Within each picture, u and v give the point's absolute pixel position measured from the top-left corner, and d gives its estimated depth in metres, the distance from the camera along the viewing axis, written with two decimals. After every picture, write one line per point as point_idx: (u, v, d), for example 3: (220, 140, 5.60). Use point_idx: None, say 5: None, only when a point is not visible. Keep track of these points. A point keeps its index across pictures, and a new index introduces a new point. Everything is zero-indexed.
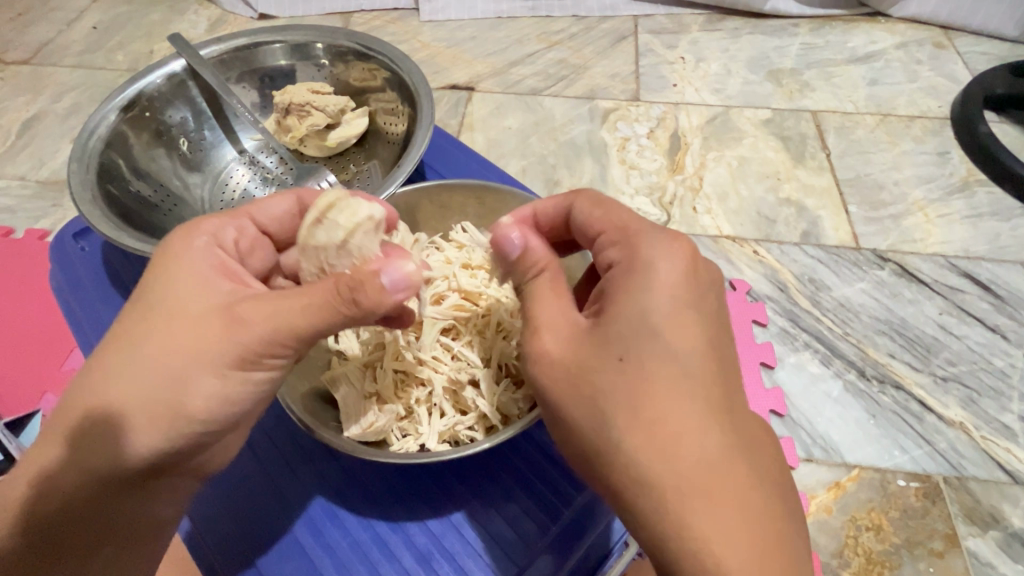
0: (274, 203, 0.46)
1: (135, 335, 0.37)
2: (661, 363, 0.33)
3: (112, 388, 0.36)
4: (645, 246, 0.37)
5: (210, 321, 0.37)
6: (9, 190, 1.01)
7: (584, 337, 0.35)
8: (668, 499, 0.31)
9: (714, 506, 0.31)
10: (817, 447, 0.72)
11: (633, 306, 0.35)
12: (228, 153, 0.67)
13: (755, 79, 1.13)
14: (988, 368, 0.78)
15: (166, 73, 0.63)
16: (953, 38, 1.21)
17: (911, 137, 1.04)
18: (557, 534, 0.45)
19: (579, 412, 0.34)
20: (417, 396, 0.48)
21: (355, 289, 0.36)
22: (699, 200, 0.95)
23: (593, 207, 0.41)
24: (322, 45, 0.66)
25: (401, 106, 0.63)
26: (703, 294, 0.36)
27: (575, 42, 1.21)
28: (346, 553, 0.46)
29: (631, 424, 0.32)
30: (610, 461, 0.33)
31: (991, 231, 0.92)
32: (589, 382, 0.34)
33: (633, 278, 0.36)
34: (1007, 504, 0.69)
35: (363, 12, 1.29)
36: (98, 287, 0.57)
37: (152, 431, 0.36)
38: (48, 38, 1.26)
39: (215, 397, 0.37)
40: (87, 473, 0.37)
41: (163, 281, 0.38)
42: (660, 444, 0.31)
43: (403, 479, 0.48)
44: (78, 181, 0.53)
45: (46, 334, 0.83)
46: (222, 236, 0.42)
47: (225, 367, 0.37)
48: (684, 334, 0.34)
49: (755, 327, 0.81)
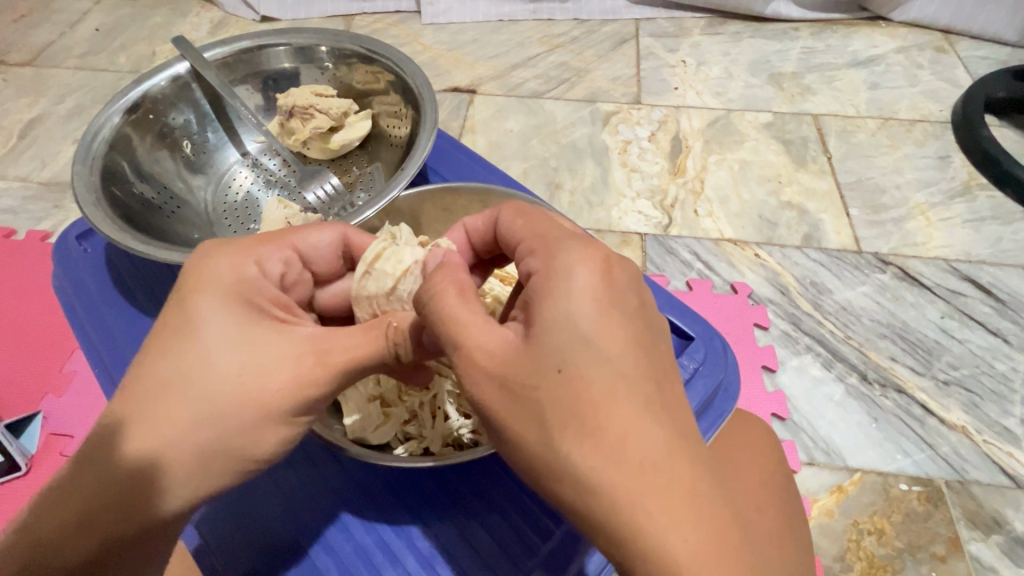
0: (320, 234, 0.44)
1: (187, 375, 0.37)
2: (599, 370, 0.32)
3: (167, 428, 0.36)
4: (560, 252, 0.35)
5: (277, 370, 0.38)
6: (11, 191, 1.01)
7: (526, 350, 0.33)
8: (619, 510, 0.30)
9: (663, 511, 0.30)
10: (820, 450, 0.71)
11: (556, 314, 0.33)
12: (231, 155, 0.67)
13: (756, 83, 1.14)
14: (990, 371, 0.78)
15: (170, 75, 0.63)
16: (953, 42, 1.21)
17: (912, 141, 1.04)
18: (560, 538, 0.45)
19: (526, 430, 0.33)
20: (422, 401, 0.48)
21: (400, 343, 0.38)
22: (700, 204, 0.95)
23: (514, 218, 0.40)
24: (326, 48, 0.66)
25: (405, 109, 0.63)
26: (624, 294, 0.34)
27: (576, 45, 1.21)
28: (350, 558, 0.45)
29: (577, 438, 0.31)
30: (561, 478, 0.32)
31: (992, 235, 0.92)
32: (533, 399, 0.32)
33: (556, 285, 0.34)
34: (1009, 508, 0.68)
35: (365, 15, 1.30)
36: (101, 288, 0.56)
37: (213, 469, 0.38)
38: (51, 40, 1.26)
39: (275, 439, 0.39)
40: (133, 512, 0.36)
41: (217, 320, 0.38)
42: (606, 454, 0.30)
43: (407, 483, 0.48)
44: (82, 183, 0.53)
45: (46, 336, 0.82)
46: (266, 267, 0.41)
47: (294, 415, 0.39)
48: (613, 339, 0.33)
49: (757, 330, 0.81)
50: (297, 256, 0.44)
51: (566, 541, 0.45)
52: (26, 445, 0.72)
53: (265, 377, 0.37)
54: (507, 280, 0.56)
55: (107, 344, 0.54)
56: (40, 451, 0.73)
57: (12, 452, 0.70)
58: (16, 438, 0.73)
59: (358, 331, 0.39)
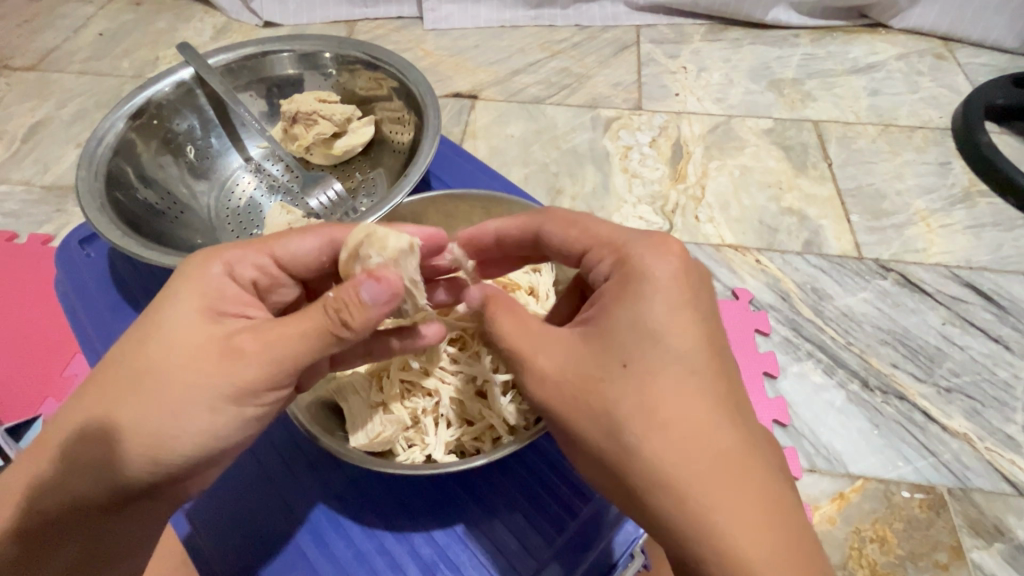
0: (305, 241, 0.44)
1: (136, 359, 0.38)
2: (666, 365, 0.35)
3: (111, 410, 0.37)
4: (638, 255, 0.38)
5: (211, 351, 0.37)
6: (14, 195, 1.02)
7: (595, 347, 0.36)
8: (683, 496, 0.32)
9: (728, 498, 0.32)
10: (821, 457, 0.71)
11: (630, 314, 0.36)
12: (235, 161, 0.67)
13: (756, 89, 1.14)
14: (991, 378, 0.78)
15: (175, 81, 0.63)
16: (953, 49, 1.22)
17: (913, 147, 1.05)
18: (574, 530, 0.45)
19: (591, 423, 0.35)
20: (425, 406, 0.48)
21: (342, 310, 0.36)
22: (701, 209, 0.96)
23: (566, 228, 0.42)
24: (330, 54, 0.66)
25: (408, 115, 0.63)
26: (698, 296, 0.37)
27: (578, 51, 1.22)
28: (350, 563, 0.45)
29: (646, 430, 0.34)
30: (630, 469, 0.34)
31: (993, 242, 0.92)
32: (600, 393, 0.35)
33: (629, 287, 0.37)
34: (1012, 516, 0.68)
35: (367, 21, 1.31)
36: (103, 291, 0.57)
37: (152, 458, 0.37)
38: (54, 45, 1.27)
39: (209, 427, 0.37)
40: (76, 493, 0.37)
41: (170, 308, 0.38)
42: (673, 445, 0.33)
43: (409, 488, 0.48)
44: (86, 188, 0.53)
45: (47, 340, 0.83)
46: (237, 271, 0.42)
47: (225, 398, 0.37)
48: (683, 337, 0.36)
49: (758, 336, 0.81)
50: (276, 266, 0.44)
51: (570, 548, 0.44)
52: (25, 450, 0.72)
53: (204, 360, 0.37)
54: (510, 286, 0.55)
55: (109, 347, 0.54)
56: None
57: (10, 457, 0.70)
58: None
59: (296, 316, 0.37)
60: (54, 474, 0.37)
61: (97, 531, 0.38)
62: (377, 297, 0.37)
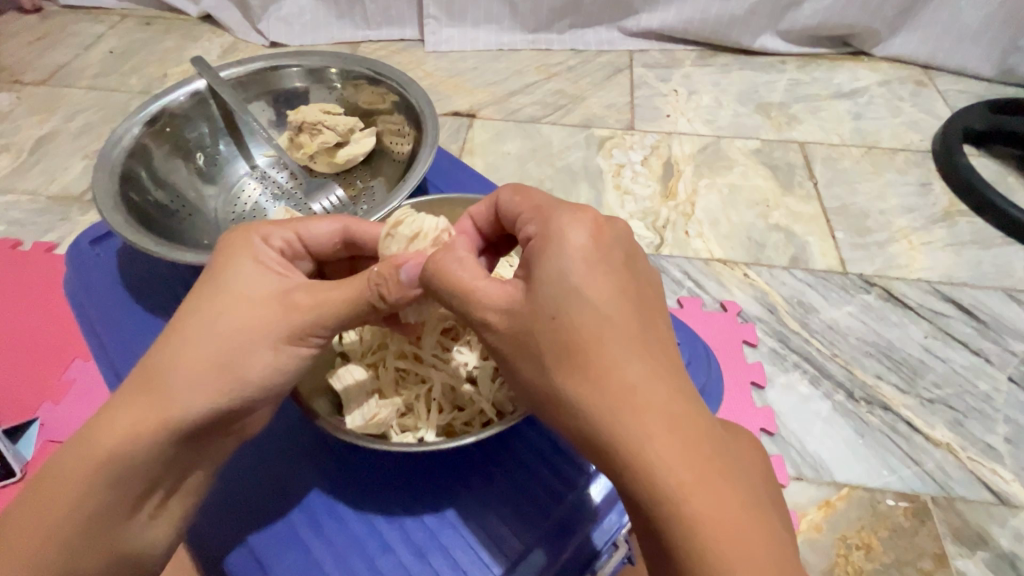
0: (322, 224, 0.45)
1: (196, 313, 0.39)
2: (587, 315, 0.35)
3: (172, 358, 0.38)
4: (556, 216, 0.39)
5: (271, 304, 0.39)
6: (19, 204, 1.04)
7: (523, 300, 0.36)
8: (610, 436, 0.33)
9: (654, 437, 0.32)
10: (807, 466, 0.73)
11: (551, 269, 0.36)
12: (241, 167, 0.69)
13: (745, 112, 1.18)
14: (973, 391, 0.80)
15: (189, 91, 0.66)
16: (933, 76, 1.27)
17: (895, 168, 1.09)
18: (561, 515, 0.46)
19: (530, 369, 0.36)
20: (418, 393, 0.49)
21: (383, 285, 0.38)
22: (691, 225, 0.99)
23: (513, 196, 0.43)
24: (336, 70, 0.70)
25: (408, 127, 0.66)
26: (612, 254, 0.37)
27: (573, 74, 1.26)
28: (342, 545, 0.45)
29: (574, 375, 0.34)
30: (565, 411, 0.35)
31: (973, 259, 0.95)
32: (532, 343, 0.36)
33: (549, 246, 0.37)
34: (994, 525, 0.69)
35: (370, 43, 1.36)
36: (109, 282, 0.58)
37: (202, 404, 0.38)
38: (65, 61, 1.31)
39: (270, 371, 0.39)
40: (112, 453, 0.37)
41: (227, 268, 0.40)
42: (603, 390, 0.33)
43: (398, 472, 0.48)
44: (101, 189, 0.55)
45: (47, 345, 0.84)
46: (270, 242, 0.43)
47: (286, 343, 0.39)
48: (600, 288, 0.35)
49: (745, 347, 0.83)
50: (298, 242, 0.44)
51: (554, 534, 0.45)
52: (23, 451, 0.73)
53: (258, 310, 0.39)
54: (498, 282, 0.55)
55: (116, 340, 0.54)
56: (35, 458, 0.74)
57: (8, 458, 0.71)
58: (13, 445, 0.74)
59: (336, 284, 0.40)
60: (115, 427, 0.38)
61: (130, 493, 0.39)
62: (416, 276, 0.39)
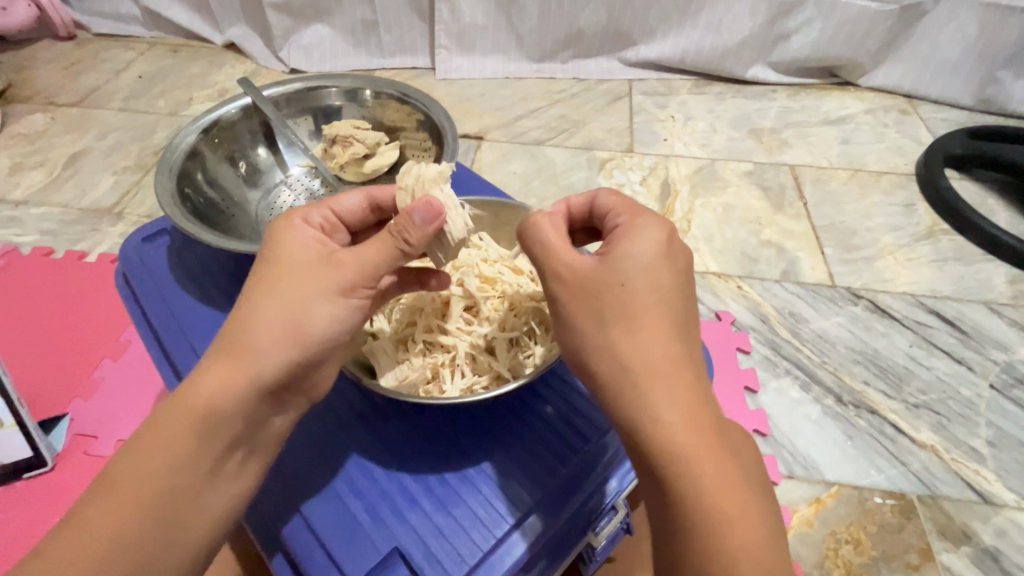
0: (350, 197, 0.51)
1: (261, 284, 0.43)
2: (647, 291, 0.40)
3: (245, 321, 0.42)
4: (645, 217, 0.44)
5: (323, 265, 0.44)
6: (52, 215, 1.10)
7: (596, 268, 0.42)
8: (637, 385, 0.38)
9: (678, 398, 0.38)
10: (799, 464, 0.76)
11: (631, 251, 0.41)
12: (278, 175, 0.76)
13: (738, 137, 1.26)
14: (956, 397, 0.84)
15: (238, 106, 0.72)
16: (916, 105, 1.34)
17: (880, 190, 1.15)
18: (567, 475, 0.50)
19: (587, 322, 0.41)
20: (443, 360, 0.54)
21: (405, 232, 0.45)
22: (687, 240, 1.04)
23: (612, 196, 0.47)
24: (369, 91, 0.76)
25: (430, 144, 0.72)
26: (679, 256, 0.43)
27: (575, 101, 1.34)
28: (375, 498, 0.49)
29: (624, 331, 0.40)
30: (608, 358, 0.40)
31: (955, 274, 1.00)
32: (598, 298, 0.41)
33: (631, 235, 0.43)
34: (977, 522, 0.73)
35: (384, 70, 1.45)
36: (160, 273, 0.63)
37: (277, 355, 0.42)
38: (97, 85, 1.39)
39: (332, 320, 0.43)
40: (199, 409, 0.41)
41: (281, 244, 0.45)
42: (645, 347, 0.39)
43: (421, 433, 0.52)
44: (163, 189, 0.60)
45: (78, 345, 0.89)
46: (310, 221, 0.48)
47: (343, 293, 0.43)
48: (662, 276, 0.41)
49: (739, 353, 0.88)
50: (334, 217, 0.50)
51: (561, 488, 0.49)
52: (55, 443, 0.78)
53: (317, 270, 0.43)
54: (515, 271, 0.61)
55: (166, 325, 0.59)
56: (65, 450, 0.78)
57: (41, 448, 0.74)
58: (45, 437, 0.78)
59: (369, 242, 0.45)
60: (202, 389, 0.41)
61: (209, 452, 0.41)
62: (427, 216, 0.45)
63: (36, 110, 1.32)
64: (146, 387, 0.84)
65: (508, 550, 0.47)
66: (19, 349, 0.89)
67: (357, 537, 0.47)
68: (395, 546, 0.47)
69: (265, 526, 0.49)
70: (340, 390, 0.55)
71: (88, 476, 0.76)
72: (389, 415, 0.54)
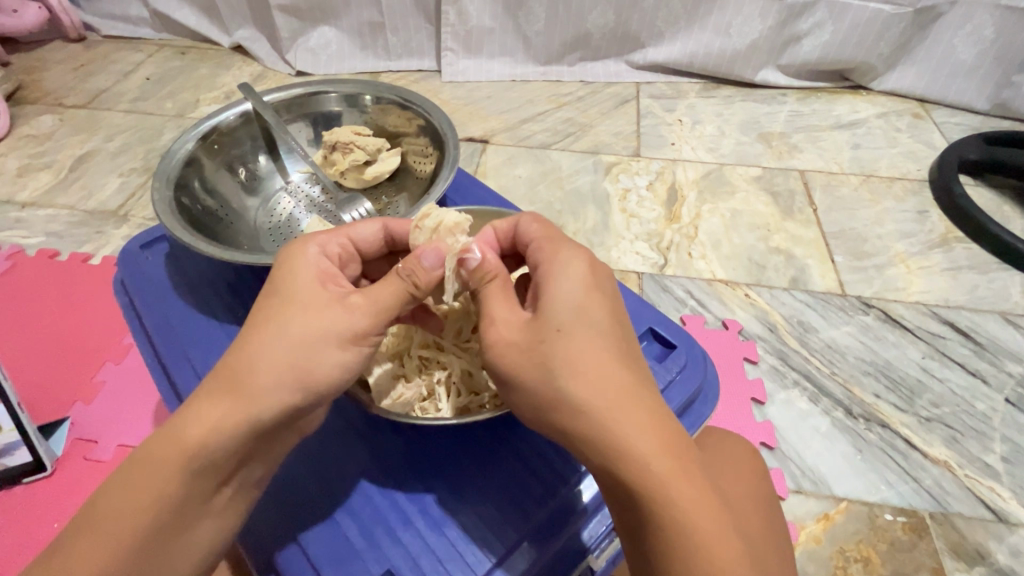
0: (367, 226, 0.50)
1: (266, 320, 0.42)
2: (586, 330, 0.40)
3: (246, 359, 0.41)
4: (563, 250, 0.44)
5: (334, 306, 0.43)
6: (59, 217, 1.10)
7: (532, 320, 0.42)
8: (595, 428, 0.38)
9: (637, 436, 0.37)
10: (807, 479, 0.75)
11: (559, 293, 0.42)
12: (278, 182, 0.75)
13: (746, 141, 1.24)
14: (970, 410, 0.82)
15: (238, 112, 0.71)
16: (929, 109, 1.32)
17: (892, 196, 1.13)
18: (563, 497, 0.49)
19: (532, 377, 0.40)
20: (438, 377, 0.53)
21: (415, 276, 0.44)
22: (694, 247, 1.02)
23: (534, 225, 0.47)
24: (369, 96, 0.75)
25: (431, 149, 0.72)
26: (605, 284, 0.43)
27: (582, 104, 1.33)
28: (368, 519, 0.48)
29: (571, 378, 0.39)
30: (563, 410, 0.39)
31: (969, 283, 0.98)
32: (539, 349, 0.40)
33: (555, 270, 0.43)
34: (992, 541, 0.71)
35: (390, 72, 1.44)
36: (158, 280, 0.62)
37: (278, 399, 0.41)
38: (106, 86, 1.40)
39: (339, 366, 0.43)
40: (190, 450, 0.40)
41: (292, 275, 0.44)
42: (595, 387, 0.38)
43: (416, 451, 0.52)
44: (159, 196, 0.60)
45: (81, 348, 0.89)
46: (325, 252, 0.47)
47: (355, 340, 0.43)
48: (594, 309, 0.41)
49: (747, 364, 0.86)
50: (351, 246, 0.50)
51: (560, 509, 0.48)
52: (54, 447, 0.77)
53: (327, 311, 0.43)
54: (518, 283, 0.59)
55: (162, 333, 0.59)
56: (65, 454, 0.78)
57: (41, 453, 0.74)
58: (45, 441, 0.78)
59: (380, 283, 0.45)
60: (198, 427, 0.40)
61: (201, 489, 0.41)
62: (438, 261, 0.45)
63: (44, 112, 1.33)
64: (146, 393, 0.83)
65: (509, 567, 0.46)
66: (22, 353, 0.89)
67: (349, 558, 0.46)
68: (387, 568, 0.46)
69: (256, 543, 0.48)
70: (338, 402, 0.55)
71: (87, 480, 0.76)
72: (387, 428, 0.53)
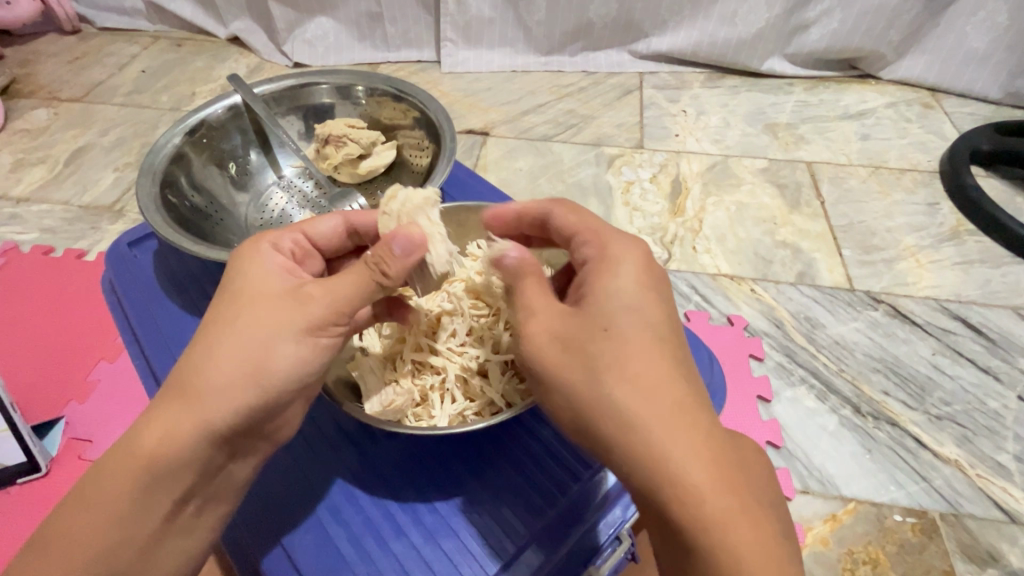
0: (325, 222, 0.49)
1: (219, 321, 0.41)
2: (636, 331, 0.38)
3: (196, 364, 0.40)
4: (614, 243, 0.43)
5: (284, 300, 0.41)
6: (53, 213, 1.08)
7: (577, 315, 0.40)
8: (641, 437, 0.36)
9: (689, 451, 0.35)
10: (814, 479, 0.73)
11: (611, 291, 0.40)
12: (270, 177, 0.74)
13: (752, 132, 1.21)
14: (982, 409, 0.80)
15: (226, 105, 0.70)
16: (940, 99, 1.29)
17: (902, 188, 1.10)
18: (565, 506, 0.47)
19: (573, 375, 0.38)
20: (432, 382, 0.52)
21: (383, 263, 0.42)
22: (699, 241, 1.00)
23: (568, 214, 0.47)
24: (362, 87, 0.73)
25: (427, 142, 0.70)
26: (660, 285, 0.42)
27: (584, 95, 1.31)
28: (361, 529, 0.47)
29: (617, 381, 0.37)
30: (603, 415, 0.37)
31: (981, 277, 0.96)
32: (584, 347, 0.39)
33: (605, 267, 0.42)
34: (1004, 543, 0.69)
35: (389, 64, 1.42)
36: (147, 280, 0.61)
37: (230, 399, 0.39)
38: (101, 79, 1.38)
39: (295, 361, 0.40)
40: (148, 459, 0.39)
41: (244, 274, 0.43)
42: (642, 395, 0.36)
43: (410, 458, 0.50)
44: (144, 193, 0.58)
45: (75, 347, 0.88)
46: (280, 247, 0.46)
47: (308, 332, 0.41)
48: (648, 311, 0.40)
49: (752, 360, 0.84)
50: (307, 241, 0.49)
51: (559, 520, 0.47)
52: (48, 448, 0.76)
53: (277, 305, 0.41)
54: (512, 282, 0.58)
55: (150, 334, 0.57)
56: (59, 454, 0.77)
57: (34, 454, 0.73)
58: (39, 441, 0.77)
59: (343, 274, 0.43)
60: (151, 438, 0.39)
61: (163, 499, 0.40)
62: (410, 248, 0.43)
63: (39, 106, 1.31)
64: (141, 392, 0.82)
65: None
66: (15, 351, 0.88)
67: (341, 569, 0.45)
68: None
69: (248, 556, 0.48)
70: (331, 407, 0.53)
71: None
72: (385, 433, 0.52)
